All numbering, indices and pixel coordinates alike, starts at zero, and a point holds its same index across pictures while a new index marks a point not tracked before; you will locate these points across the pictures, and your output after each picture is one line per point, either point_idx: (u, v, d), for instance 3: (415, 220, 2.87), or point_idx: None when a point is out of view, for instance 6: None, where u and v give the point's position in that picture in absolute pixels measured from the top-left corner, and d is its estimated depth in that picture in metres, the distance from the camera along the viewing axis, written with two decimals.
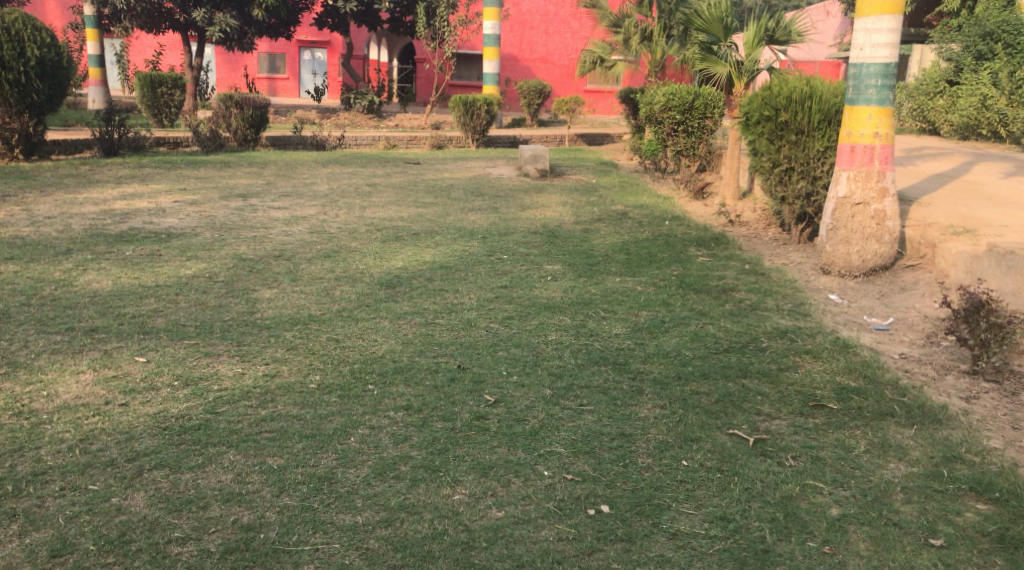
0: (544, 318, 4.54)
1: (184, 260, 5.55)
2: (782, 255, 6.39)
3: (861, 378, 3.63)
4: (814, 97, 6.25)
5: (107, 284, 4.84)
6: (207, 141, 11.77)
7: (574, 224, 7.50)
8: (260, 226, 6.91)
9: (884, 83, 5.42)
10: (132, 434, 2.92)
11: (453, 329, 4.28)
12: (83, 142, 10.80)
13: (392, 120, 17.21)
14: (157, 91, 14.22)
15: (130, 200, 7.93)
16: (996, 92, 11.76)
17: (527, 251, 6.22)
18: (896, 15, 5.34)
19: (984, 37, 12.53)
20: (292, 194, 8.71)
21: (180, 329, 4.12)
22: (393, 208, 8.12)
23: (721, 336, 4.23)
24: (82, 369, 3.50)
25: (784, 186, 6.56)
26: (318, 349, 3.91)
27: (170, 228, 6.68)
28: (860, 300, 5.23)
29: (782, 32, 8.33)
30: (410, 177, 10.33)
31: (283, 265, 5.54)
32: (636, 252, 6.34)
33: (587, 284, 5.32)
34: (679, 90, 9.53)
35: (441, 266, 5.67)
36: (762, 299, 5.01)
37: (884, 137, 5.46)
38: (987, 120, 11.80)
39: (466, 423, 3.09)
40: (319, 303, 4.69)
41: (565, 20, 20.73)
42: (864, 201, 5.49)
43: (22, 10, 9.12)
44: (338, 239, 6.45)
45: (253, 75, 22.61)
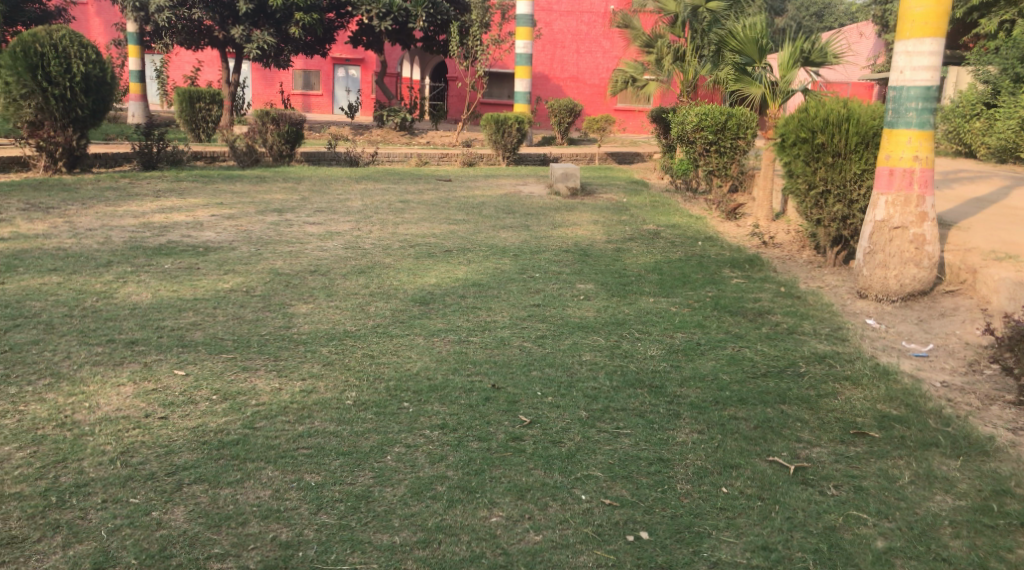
0: (578, 338, 4.52)
1: (221, 274, 5.61)
2: (817, 278, 6.31)
3: (903, 407, 3.56)
4: (852, 119, 6.15)
5: (146, 297, 4.90)
6: (243, 156, 11.95)
7: (606, 243, 7.49)
8: (295, 241, 6.98)
9: (924, 106, 5.37)
10: (172, 448, 2.95)
11: (487, 348, 4.28)
12: (123, 155, 11.01)
13: (424, 137, 17.34)
14: (195, 107, 14.46)
15: (168, 214, 8.04)
16: None
17: (559, 270, 6.21)
18: (938, 37, 5.29)
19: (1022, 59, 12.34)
20: (326, 209, 8.79)
21: (218, 342, 4.16)
22: (426, 224, 8.17)
23: (758, 360, 4.18)
24: (123, 381, 3.54)
25: (820, 210, 6.45)
26: (354, 365, 3.92)
27: (208, 242, 6.76)
28: (898, 325, 5.14)
29: (818, 54, 8.28)
30: (442, 194, 10.37)
31: (318, 280, 5.58)
32: (669, 273, 6.31)
33: (621, 305, 5.29)
34: (712, 110, 9.48)
35: (474, 283, 5.68)
36: (799, 323, 4.95)
37: (924, 161, 5.40)
38: None
39: (502, 444, 3.08)
40: (353, 319, 4.71)
41: (597, 40, 20.69)
42: (903, 225, 5.42)
43: (70, 27, 9.35)
44: (372, 255, 6.50)
45: (288, 92, 22.92)
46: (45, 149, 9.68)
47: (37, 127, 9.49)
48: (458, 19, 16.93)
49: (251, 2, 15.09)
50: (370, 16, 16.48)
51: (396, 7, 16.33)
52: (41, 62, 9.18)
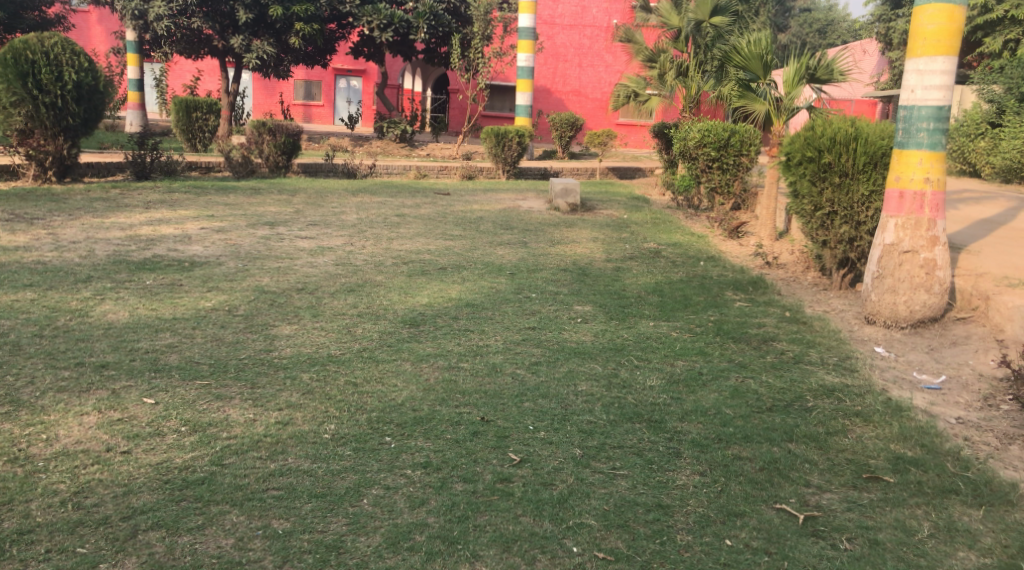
0: (574, 365, 4.31)
1: (204, 292, 5.41)
2: (823, 302, 6.19)
3: (918, 447, 3.33)
4: (860, 139, 6.06)
5: (123, 316, 4.70)
6: (238, 166, 11.80)
7: (605, 262, 7.28)
8: (285, 256, 6.78)
9: (936, 126, 5.24)
10: (131, 488, 2.72)
11: (477, 375, 4.06)
12: (116, 165, 10.82)
13: (424, 149, 17.19)
14: (192, 116, 14.27)
15: (157, 226, 7.85)
16: None
17: (556, 290, 6.01)
18: (950, 56, 5.18)
19: None
20: (320, 223, 8.61)
21: (192, 367, 3.95)
22: (421, 239, 7.98)
23: (763, 393, 3.97)
24: (86, 411, 3.31)
25: (826, 231, 6.37)
26: (336, 394, 3.70)
27: (194, 257, 6.56)
28: (908, 353, 4.98)
29: (823, 72, 8.11)
30: (439, 209, 10.16)
31: (305, 298, 5.38)
32: (670, 294, 6.13)
33: (620, 329, 5.08)
34: (715, 126, 9.51)
35: (467, 303, 5.48)
36: (805, 351, 4.74)
37: (935, 183, 5.27)
38: None
39: (488, 486, 2.86)
40: (337, 342, 4.49)
41: (599, 54, 20.58)
42: (913, 249, 5.27)
43: (62, 35, 9.19)
44: (363, 272, 6.30)
45: (289, 103, 22.80)
46: (34, 157, 9.48)
47: (27, 135, 9.29)
48: (459, 31, 16.79)
49: (251, 12, 14.96)
50: (371, 27, 16.33)
51: (398, 18, 16.18)
52: (32, 69, 9.02)
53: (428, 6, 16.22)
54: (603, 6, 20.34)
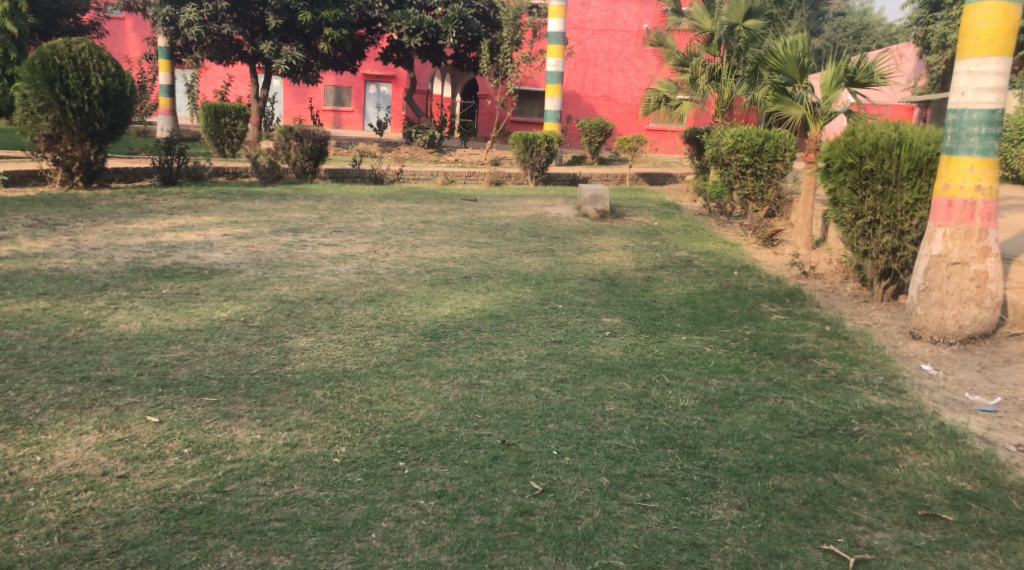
0: (602, 383, 4.08)
1: (221, 301, 5.25)
2: (864, 315, 5.90)
3: (978, 480, 3.06)
4: (904, 144, 5.77)
5: (135, 326, 4.55)
6: (265, 172, 11.71)
7: (635, 271, 7.03)
8: (306, 264, 6.62)
9: (988, 131, 4.95)
10: (125, 519, 2.56)
11: (499, 394, 3.84)
12: (143, 170, 10.76)
13: (452, 155, 17.04)
14: (220, 121, 14.22)
15: (180, 232, 7.73)
16: None
17: (584, 301, 5.79)
18: (1005, 56, 4.89)
19: None
20: (343, 230, 8.43)
21: (201, 382, 3.77)
22: (445, 247, 7.78)
23: (805, 417, 3.71)
24: (86, 429, 3.15)
25: (868, 240, 6.09)
26: (349, 414, 3.50)
27: (214, 264, 6.43)
28: (957, 372, 4.69)
29: (863, 74, 7.82)
30: (466, 215, 9.95)
31: (324, 309, 5.20)
32: (703, 306, 5.88)
33: (651, 343, 4.84)
34: (749, 131, 9.27)
35: (491, 314, 5.27)
36: (848, 369, 4.46)
37: (987, 191, 4.97)
38: None
39: (507, 520, 2.66)
40: (353, 356, 4.30)
41: (630, 58, 20.32)
42: (963, 260, 4.98)
43: (90, 40, 9.15)
44: (385, 281, 6.12)
45: (318, 108, 22.81)
46: (61, 163, 9.44)
47: (55, 141, 9.26)
48: (488, 35, 16.66)
49: (280, 18, 14.92)
50: (400, 32, 16.20)
51: (427, 23, 16.02)
52: (60, 74, 8.98)
53: (457, 11, 16.07)
54: (634, 10, 20.09)
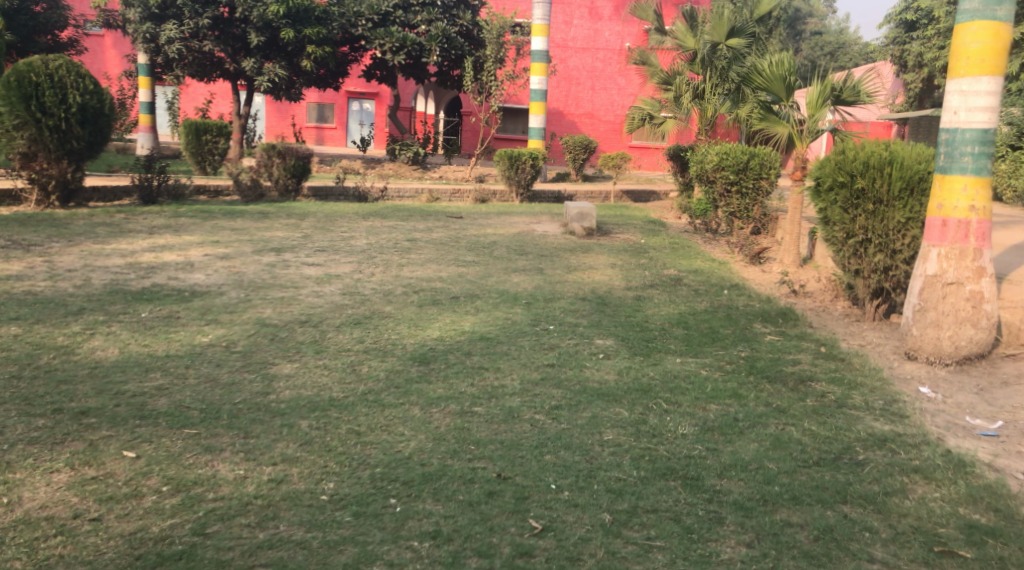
0: (598, 410, 3.95)
1: (202, 325, 5.09)
2: (857, 335, 5.82)
3: (992, 513, 2.98)
4: (895, 163, 5.69)
5: (113, 353, 4.37)
6: (247, 191, 11.53)
7: (625, 290, 6.93)
8: (290, 285, 6.47)
9: (982, 150, 4.89)
10: (97, 568, 2.49)
11: (492, 423, 3.70)
12: (122, 189, 10.56)
13: (436, 172, 16.92)
14: (202, 139, 14.04)
15: (160, 253, 7.54)
16: None
17: (576, 322, 5.67)
18: (996, 76, 4.84)
19: None
20: (328, 249, 8.28)
21: (181, 413, 3.60)
22: (432, 266, 7.65)
23: (808, 444, 3.60)
24: (57, 467, 3.01)
25: (859, 259, 6.01)
26: (336, 446, 3.36)
27: (195, 286, 6.27)
28: (956, 394, 4.60)
29: (849, 93, 7.81)
30: (451, 233, 9.82)
31: (308, 332, 5.05)
32: (696, 327, 5.77)
33: (646, 366, 4.72)
34: (734, 149, 9.22)
35: (480, 337, 5.14)
36: (848, 393, 4.35)
37: (980, 211, 4.91)
38: None
39: (507, 562, 2.59)
40: (340, 383, 4.15)
41: (612, 76, 20.34)
42: (958, 280, 4.91)
43: (67, 57, 8.97)
44: (371, 302, 5.97)
45: (301, 125, 22.66)
46: (36, 181, 9.23)
47: (30, 159, 9.05)
48: (472, 53, 16.65)
49: (262, 35, 14.77)
50: (383, 50, 16.06)
51: (410, 41, 15.92)
52: (36, 91, 8.79)
53: (440, 29, 16.01)
54: (617, 28, 20.13)
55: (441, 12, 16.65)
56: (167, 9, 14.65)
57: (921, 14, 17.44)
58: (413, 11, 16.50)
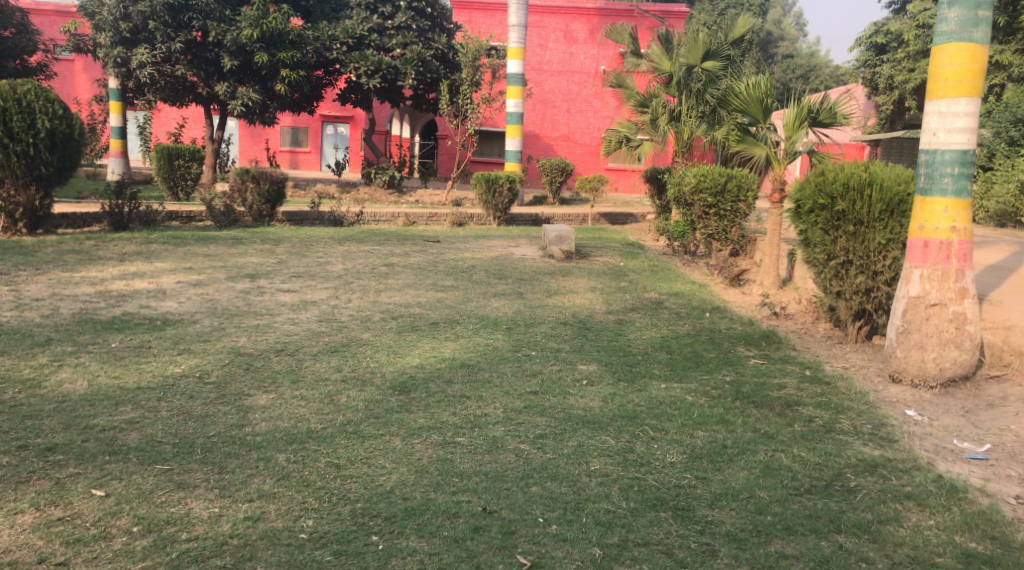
0: (584, 439, 3.86)
1: (175, 355, 4.95)
2: (840, 357, 5.79)
3: (988, 541, 2.96)
4: (874, 185, 5.70)
5: (81, 386, 4.23)
6: (220, 216, 11.37)
7: (606, 314, 6.87)
8: (265, 312, 6.35)
9: (961, 171, 4.91)
10: None
11: (476, 454, 3.60)
12: (92, 216, 10.37)
13: (413, 196, 16.85)
14: (175, 164, 13.88)
15: (131, 280, 7.38)
16: None
17: (557, 347, 5.59)
18: (974, 97, 4.87)
19: (1015, 122, 12.45)
20: (303, 275, 8.15)
21: (153, 447, 3.47)
22: (410, 291, 7.55)
23: (798, 471, 3.54)
24: (21, 508, 2.88)
25: (841, 281, 5.99)
26: (315, 481, 3.25)
27: (167, 314, 6.13)
28: (942, 417, 4.57)
29: (825, 115, 7.86)
30: (429, 258, 9.73)
31: (285, 361, 4.92)
32: (679, 350, 5.71)
33: (630, 392, 4.64)
34: (711, 171, 9.24)
35: (461, 363, 5.05)
36: (836, 418, 4.31)
37: (961, 232, 4.91)
38: None
39: None
40: (318, 415, 4.03)
41: (588, 100, 20.44)
42: (941, 302, 4.90)
43: (36, 82, 8.82)
44: (349, 329, 5.86)
45: (275, 149, 22.53)
46: (4, 208, 9.04)
47: None
48: (448, 77, 16.68)
49: (236, 59, 14.63)
50: (358, 73, 16.05)
51: (386, 65, 15.91)
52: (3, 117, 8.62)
53: (415, 53, 16.07)
54: (591, 52, 20.26)
55: (417, 36, 16.68)
56: (139, 33, 14.52)
57: (890, 37, 17.71)
58: (388, 34, 16.53)
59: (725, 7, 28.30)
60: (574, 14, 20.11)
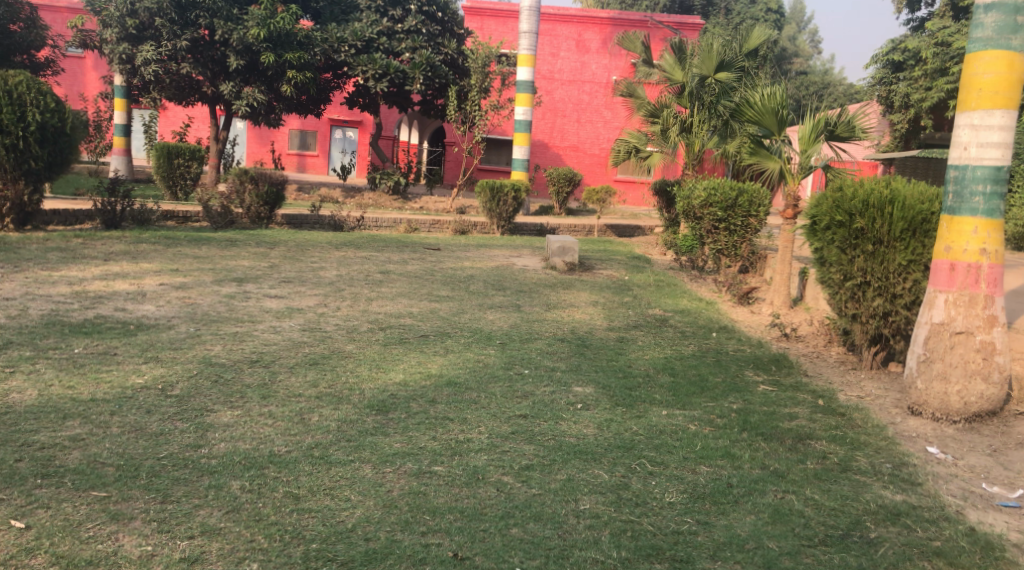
0: (574, 472, 3.50)
1: (140, 363, 4.60)
2: (855, 384, 5.41)
3: None
4: (895, 202, 5.32)
5: (28, 396, 3.87)
6: (217, 217, 10.96)
7: (607, 331, 6.50)
8: (247, 319, 6.00)
9: (993, 190, 4.54)
10: None
11: (452, 487, 3.24)
12: (85, 213, 10.07)
13: (417, 202, 16.52)
14: (174, 163, 13.58)
15: (111, 281, 7.05)
16: None
17: (553, 365, 5.22)
18: (1010, 110, 4.50)
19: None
20: (293, 280, 7.82)
21: (93, 470, 3.11)
22: (403, 301, 7.21)
23: (812, 517, 3.18)
24: None
25: (857, 303, 5.61)
26: (268, 515, 2.91)
27: (143, 318, 5.80)
28: (967, 456, 4.18)
29: (843, 128, 7.51)
30: (427, 266, 9.37)
31: (257, 374, 4.57)
32: (683, 373, 5.34)
33: (628, 419, 4.27)
34: (722, 184, 8.92)
35: (448, 381, 4.70)
36: (853, 455, 3.94)
37: (992, 255, 4.54)
38: None
39: None
40: (284, 436, 3.67)
41: (599, 110, 20.12)
42: (967, 330, 4.52)
43: (27, 74, 8.52)
44: (333, 340, 5.51)
45: (282, 151, 22.27)
46: None
47: None
48: (456, 83, 16.39)
49: (241, 59, 14.31)
50: (366, 77, 15.68)
51: (394, 68, 15.58)
52: None
53: (425, 57, 15.78)
54: (603, 62, 19.95)
55: (426, 40, 16.40)
56: (145, 30, 14.22)
57: (907, 55, 17.33)
58: (397, 38, 16.27)
59: (739, 21, 27.90)
60: (586, 23, 19.79)
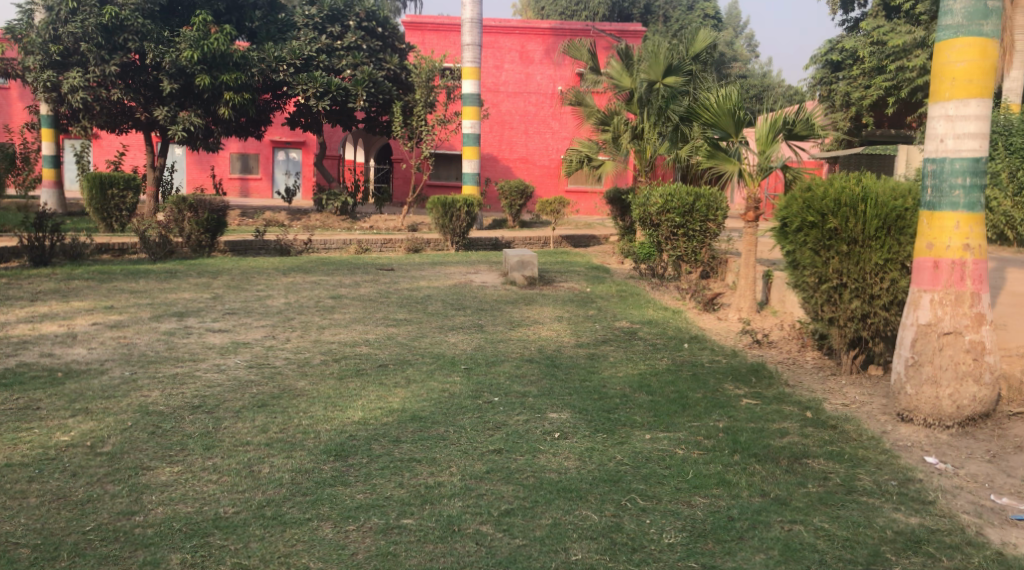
0: (559, 514, 3.15)
1: (66, 418, 4.12)
2: (838, 392, 5.15)
3: None
4: (868, 199, 5.09)
5: None
6: (155, 247, 10.41)
7: (575, 348, 6.16)
8: (189, 358, 5.53)
9: (973, 182, 4.32)
10: None
11: (428, 544, 2.89)
12: (10, 250, 9.48)
13: (366, 221, 16.07)
14: (108, 194, 12.93)
15: (38, 323, 6.51)
16: (999, 192, 11.62)
17: (524, 391, 4.86)
18: (984, 99, 4.30)
19: None
20: (239, 311, 7.36)
21: (5, 555, 2.74)
22: (358, 327, 6.80)
23: (826, 552, 2.91)
24: None
25: (834, 306, 5.36)
26: None
27: (73, 363, 5.31)
28: (968, 463, 3.93)
29: (801, 127, 7.31)
30: (381, 288, 8.97)
31: (199, 422, 4.12)
32: (661, 390, 5.02)
33: (610, 447, 3.94)
34: (679, 190, 8.69)
35: (411, 416, 4.31)
36: (855, 473, 3.67)
37: (976, 250, 4.31)
38: (993, 222, 11.68)
39: None
40: (230, 494, 3.25)
41: (546, 121, 19.93)
42: (955, 330, 4.28)
43: None
44: (282, 376, 5.08)
45: (223, 176, 21.61)
46: None
47: None
48: (400, 98, 16.05)
49: (175, 82, 13.72)
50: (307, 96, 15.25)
51: (335, 86, 15.16)
52: None
53: (366, 74, 15.43)
54: (548, 73, 19.79)
55: (366, 56, 16.06)
56: (71, 56, 13.54)
57: (845, 54, 17.49)
58: (337, 55, 15.86)
59: (678, 28, 28.12)
60: (528, 34, 19.62)
